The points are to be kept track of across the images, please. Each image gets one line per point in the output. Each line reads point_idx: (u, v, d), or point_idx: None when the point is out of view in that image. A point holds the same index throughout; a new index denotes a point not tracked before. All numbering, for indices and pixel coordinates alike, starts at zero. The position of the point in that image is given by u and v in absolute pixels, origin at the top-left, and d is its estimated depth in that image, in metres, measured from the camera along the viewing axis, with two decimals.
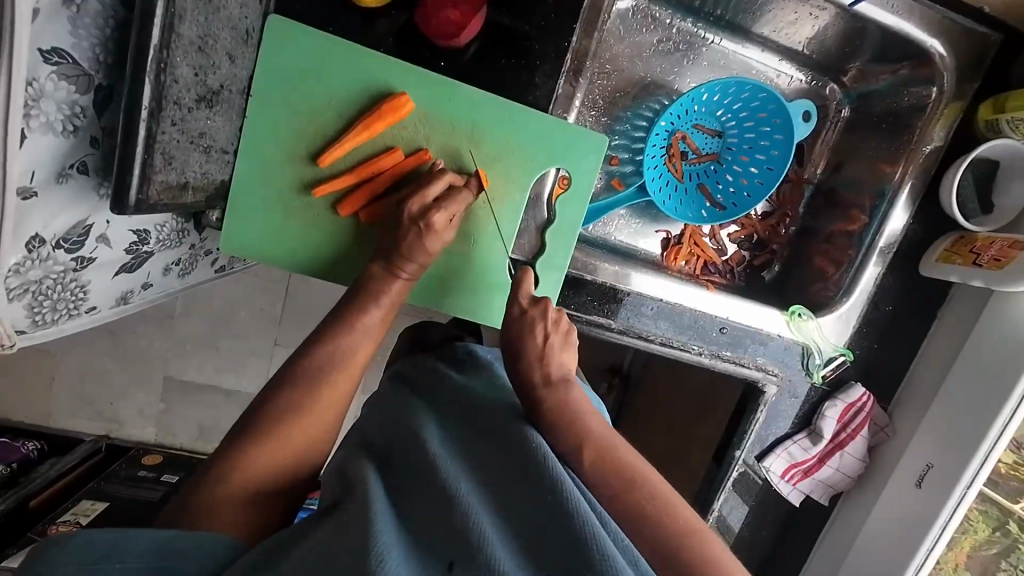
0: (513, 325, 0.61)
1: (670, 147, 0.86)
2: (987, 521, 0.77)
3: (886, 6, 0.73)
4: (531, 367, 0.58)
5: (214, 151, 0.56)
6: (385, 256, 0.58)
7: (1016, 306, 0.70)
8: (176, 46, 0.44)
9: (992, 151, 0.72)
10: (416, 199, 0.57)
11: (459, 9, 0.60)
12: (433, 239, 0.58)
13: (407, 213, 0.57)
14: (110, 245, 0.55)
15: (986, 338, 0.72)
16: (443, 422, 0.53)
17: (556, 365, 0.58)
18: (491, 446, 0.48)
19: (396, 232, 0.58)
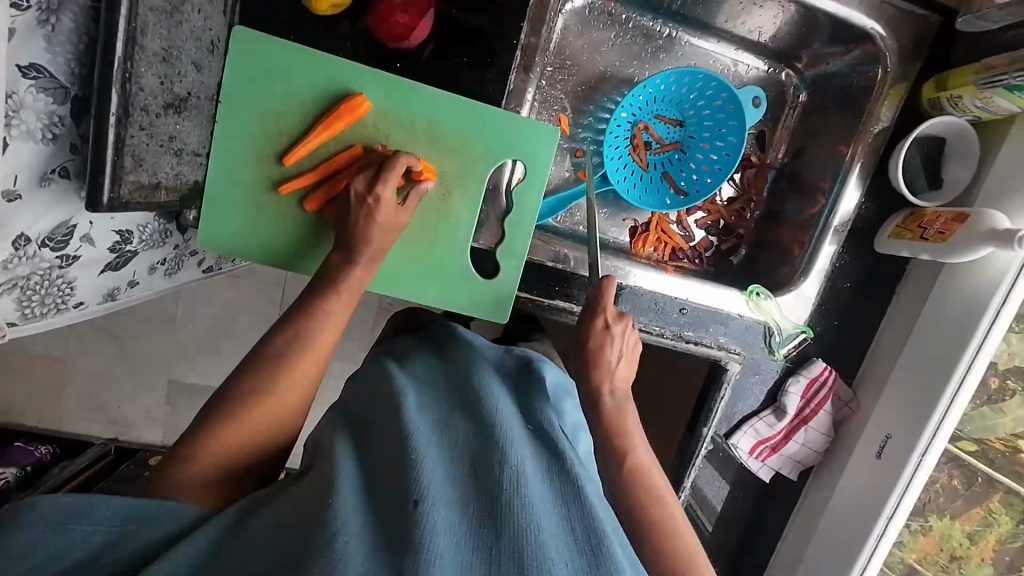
0: (589, 335, 0.67)
1: (633, 138, 0.89)
2: (1011, 514, 0.76)
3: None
4: (600, 380, 0.67)
5: (185, 154, 0.60)
6: (342, 246, 0.62)
7: (966, 278, 0.72)
8: (140, 58, 0.48)
9: (935, 127, 0.75)
10: (361, 179, 0.61)
11: (407, 12, 0.64)
12: (382, 214, 0.61)
13: (353, 193, 0.61)
14: (93, 244, 0.60)
15: (940, 309, 0.74)
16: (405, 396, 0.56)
17: (620, 379, 0.67)
18: (457, 422, 0.50)
19: (347, 214, 0.62)
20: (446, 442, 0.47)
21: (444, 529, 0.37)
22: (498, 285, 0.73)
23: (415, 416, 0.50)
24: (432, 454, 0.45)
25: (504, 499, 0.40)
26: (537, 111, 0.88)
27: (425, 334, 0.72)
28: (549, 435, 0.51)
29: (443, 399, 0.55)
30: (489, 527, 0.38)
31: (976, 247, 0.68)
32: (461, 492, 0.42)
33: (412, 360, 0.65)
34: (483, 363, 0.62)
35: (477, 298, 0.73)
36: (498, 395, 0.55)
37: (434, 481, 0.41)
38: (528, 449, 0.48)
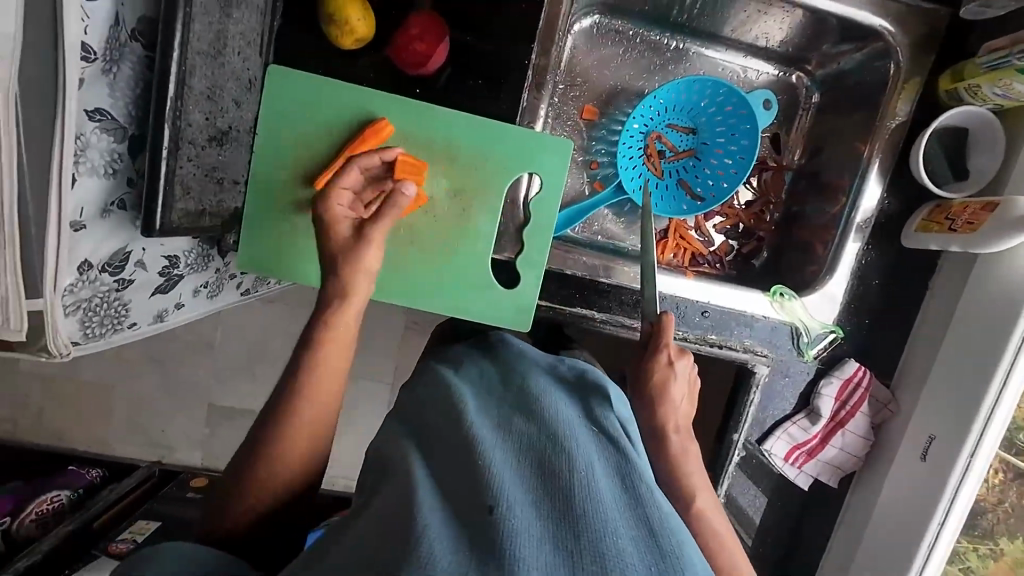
0: (653, 369, 0.66)
1: (647, 147, 0.91)
2: None
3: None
4: (667, 416, 0.65)
5: (226, 182, 0.66)
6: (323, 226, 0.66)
7: (1002, 268, 0.70)
8: (188, 97, 0.54)
9: (952, 119, 0.74)
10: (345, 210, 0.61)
11: (425, 41, 0.68)
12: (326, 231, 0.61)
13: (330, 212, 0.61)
14: (146, 269, 0.66)
15: (977, 303, 0.72)
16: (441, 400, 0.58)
17: (683, 415, 0.66)
18: (516, 426, 0.52)
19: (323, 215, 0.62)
20: (512, 448, 0.48)
21: (521, 532, 0.38)
22: (519, 294, 0.75)
23: (477, 421, 0.52)
24: (500, 458, 0.46)
25: (577, 504, 0.41)
26: (550, 127, 0.91)
27: (460, 347, 0.74)
28: (611, 442, 0.51)
29: (500, 403, 0.57)
30: (565, 530, 0.39)
31: (1006, 237, 0.66)
32: (533, 494, 0.43)
33: (465, 365, 0.67)
34: (537, 372, 0.63)
35: (499, 308, 0.75)
36: (554, 402, 0.56)
37: (506, 485, 0.42)
38: (594, 454, 0.48)
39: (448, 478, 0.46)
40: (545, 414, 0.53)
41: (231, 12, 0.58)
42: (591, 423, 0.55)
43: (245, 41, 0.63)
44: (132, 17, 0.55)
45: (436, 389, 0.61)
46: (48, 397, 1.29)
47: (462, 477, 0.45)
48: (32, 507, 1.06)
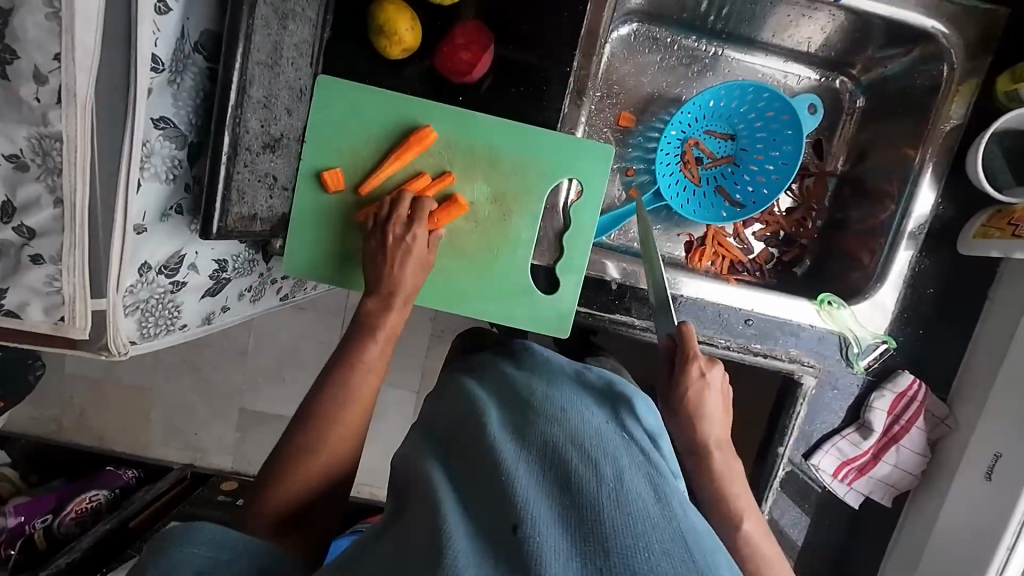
0: (683, 386, 0.64)
1: (685, 154, 0.90)
2: None
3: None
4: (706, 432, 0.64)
5: (276, 189, 0.67)
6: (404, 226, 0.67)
7: None
8: (247, 105, 0.56)
9: (1014, 122, 0.71)
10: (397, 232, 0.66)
11: (471, 50, 0.69)
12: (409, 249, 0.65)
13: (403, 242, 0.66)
14: (198, 272, 0.68)
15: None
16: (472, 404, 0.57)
17: (722, 430, 0.65)
18: (539, 431, 0.50)
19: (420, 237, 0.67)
20: (536, 456, 0.47)
21: (550, 549, 0.37)
22: (558, 300, 0.74)
23: (499, 431, 0.51)
24: (525, 472, 0.45)
25: (604, 520, 0.39)
26: (586, 134, 0.91)
27: (493, 354, 0.73)
28: (638, 454, 0.49)
29: (521, 407, 0.56)
30: (594, 548, 0.37)
31: None
32: (560, 508, 0.41)
33: (489, 373, 0.66)
34: (561, 382, 0.61)
35: (539, 314, 0.74)
36: (578, 413, 0.54)
37: (530, 501, 0.41)
38: (620, 464, 0.46)
39: (479, 491, 0.45)
40: (570, 425, 0.51)
41: (287, 24, 0.60)
42: (618, 432, 0.53)
43: (298, 53, 0.65)
44: (195, 29, 0.57)
45: (466, 395, 0.60)
46: (90, 397, 1.33)
47: (492, 487, 0.44)
48: (71, 506, 1.09)
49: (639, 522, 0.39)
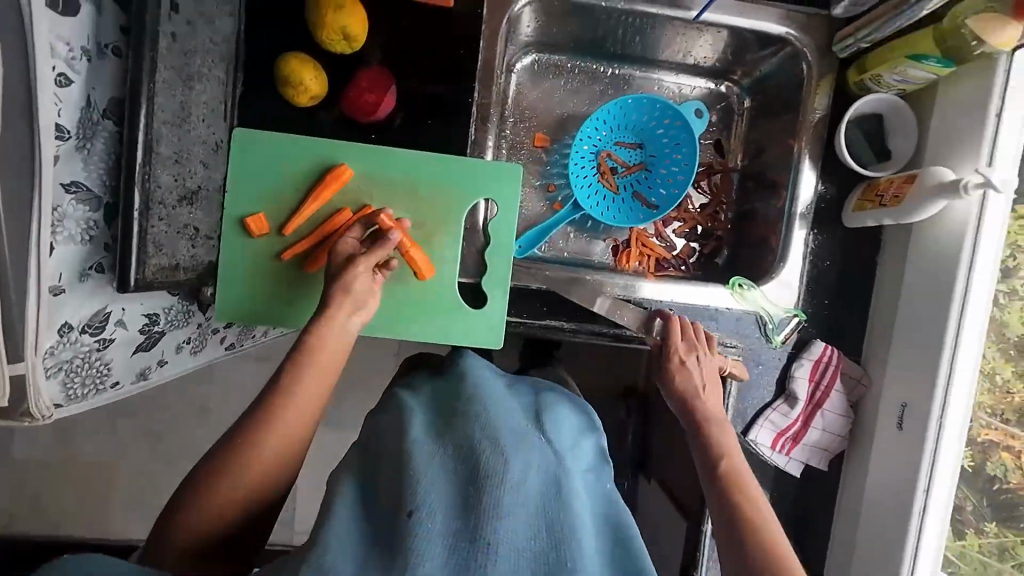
0: (671, 370, 0.74)
1: (599, 165, 0.97)
2: None
3: (735, 11, 0.83)
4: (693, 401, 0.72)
5: (199, 238, 0.70)
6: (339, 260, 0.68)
7: (940, 234, 0.73)
8: (156, 162, 0.59)
9: (869, 105, 0.79)
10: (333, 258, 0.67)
11: (375, 92, 0.73)
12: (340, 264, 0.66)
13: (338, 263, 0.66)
14: (126, 327, 0.69)
15: (921, 272, 0.75)
16: (401, 403, 0.62)
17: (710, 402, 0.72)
18: (461, 429, 0.55)
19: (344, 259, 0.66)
20: (449, 450, 0.52)
21: (438, 541, 0.45)
22: (488, 314, 0.78)
23: (421, 429, 0.55)
24: (433, 466, 0.50)
25: (493, 518, 0.47)
26: (506, 157, 0.97)
27: (428, 372, 0.75)
28: (548, 454, 0.56)
29: (448, 405, 0.60)
30: (477, 540, 0.46)
31: (930, 204, 0.70)
32: (458, 501, 0.48)
33: (419, 377, 0.72)
34: (489, 379, 0.66)
35: (472, 329, 0.78)
36: (505, 411, 0.59)
37: (432, 495, 0.47)
38: (526, 462, 0.52)
39: (387, 488, 0.50)
40: (491, 420, 0.56)
41: (192, 84, 0.63)
42: (536, 430, 0.59)
43: (208, 110, 0.68)
44: (102, 98, 0.60)
45: (396, 396, 0.65)
46: (42, 483, 1.27)
47: (400, 482, 0.49)
48: None
49: (524, 518, 0.48)
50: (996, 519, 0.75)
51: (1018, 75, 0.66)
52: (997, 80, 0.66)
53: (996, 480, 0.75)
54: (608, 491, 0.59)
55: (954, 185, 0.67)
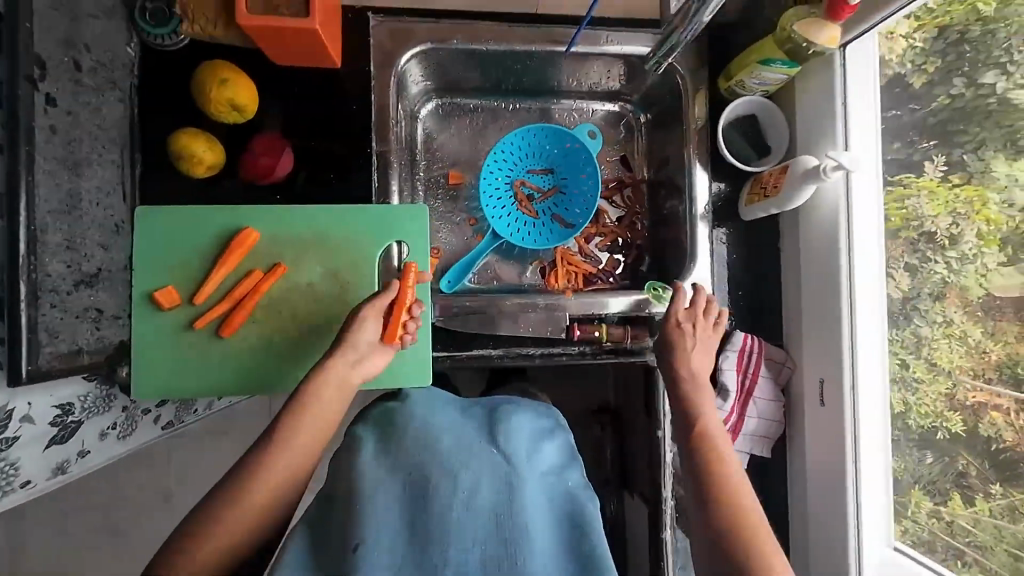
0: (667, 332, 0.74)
1: (516, 194, 1.00)
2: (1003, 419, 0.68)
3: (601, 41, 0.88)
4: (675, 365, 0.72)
5: (104, 319, 0.69)
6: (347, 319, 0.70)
7: (820, 213, 0.77)
8: (44, 251, 0.58)
9: (741, 108, 0.85)
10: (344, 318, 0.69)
11: (268, 154, 0.75)
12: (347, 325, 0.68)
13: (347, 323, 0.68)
14: (33, 422, 0.66)
15: (811, 252, 0.79)
16: (363, 435, 0.68)
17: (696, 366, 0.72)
18: (410, 463, 0.62)
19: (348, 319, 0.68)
20: (399, 485, 0.61)
21: (384, 566, 0.56)
22: (412, 353, 0.78)
23: (376, 464, 0.63)
24: (386, 498, 0.60)
25: (439, 539, 0.58)
26: (422, 199, 1.00)
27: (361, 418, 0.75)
28: (498, 472, 0.63)
29: (404, 434, 0.67)
30: (421, 559, 0.57)
31: (804, 188, 0.74)
32: (406, 529, 0.58)
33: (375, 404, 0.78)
34: (443, 406, 0.73)
35: (397, 370, 0.78)
36: (457, 438, 0.66)
37: (378, 530, 0.57)
38: (471, 487, 0.61)
39: (342, 523, 0.59)
40: (441, 449, 0.64)
41: (79, 171, 0.65)
42: (487, 448, 0.66)
43: (103, 194, 0.69)
44: None
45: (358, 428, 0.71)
46: None
47: (352, 521, 0.58)
48: None
49: (475, 532, 0.58)
50: (1002, 481, 0.68)
51: (849, 70, 0.74)
52: (836, 73, 0.74)
53: (994, 442, 0.69)
54: (570, 490, 0.67)
55: (815, 169, 0.72)
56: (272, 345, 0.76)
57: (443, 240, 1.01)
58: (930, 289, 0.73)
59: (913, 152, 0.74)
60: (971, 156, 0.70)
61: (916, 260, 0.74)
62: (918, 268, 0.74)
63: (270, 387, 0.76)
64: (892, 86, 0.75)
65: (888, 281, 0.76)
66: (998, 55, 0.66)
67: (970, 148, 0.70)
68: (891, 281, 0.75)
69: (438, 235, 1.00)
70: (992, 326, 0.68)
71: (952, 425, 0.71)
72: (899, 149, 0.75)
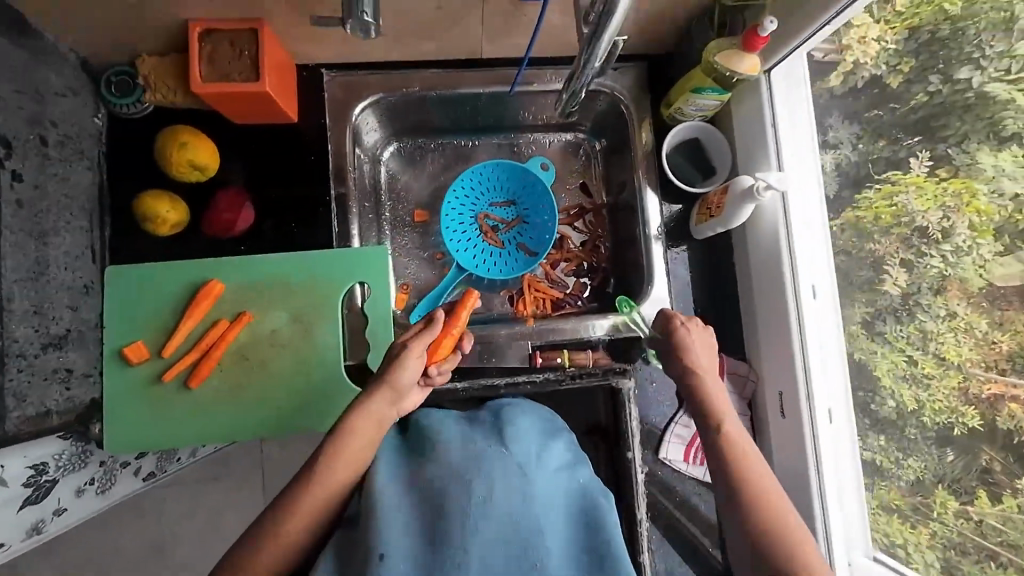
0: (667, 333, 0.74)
1: (481, 227, 1.03)
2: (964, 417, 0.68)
3: (543, 84, 0.91)
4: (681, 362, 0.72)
5: (75, 378, 0.71)
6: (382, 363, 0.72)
7: (758, 230, 0.82)
8: (10, 319, 0.61)
9: (682, 133, 0.89)
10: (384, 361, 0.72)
11: (228, 210, 0.79)
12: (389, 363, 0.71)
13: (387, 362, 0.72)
14: (5, 484, 0.68)
15: (761, 267, 0.82)
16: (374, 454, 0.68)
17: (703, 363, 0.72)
18: (422, 473, 0.63)
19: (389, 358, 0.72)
20: (412, 493, 0.60)
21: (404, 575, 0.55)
22: None
23: (388, 476, 0.63)
24: (400, 510, 0.59)
25: (455, 543, 0.56)
26: (387, 238, 1.03)
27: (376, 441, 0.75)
28: (509, 471, 0.62)
29: (414, 449, 0.67)
30: (440, 566, 0.55)
31: (743, 207, 0.76)
32: (423, 536, 0.57)
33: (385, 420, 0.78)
34: (449, 416, 0.73)
35: None
36: (466, 442, 0.65)
37: (395, 539, 0.56)
38: (484, 488, 0.59)
39: (356, 540, 0.58)
40: (452, 456, 0.63)
41: (47, 239, 0.68)
42: (497, 449, 0.65)
43: (71, 258, 0.73)
44: None
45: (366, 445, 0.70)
46: None
47: (365, 534, 0.57)
48: None
49: (493, 538, 0.57)
50: None
51: (773, 90, 0.77)
52: (763, 96, 0.77)
53: (1015, 433, 0.65)
54: (582, 486, 0.66)
55: (751, 189, 0.74)
56: (242, 392, 0.78)
57: (411, 275, 1.03)
58: (929, 284, 0.71)
59: (898, 150, 0.74)
60: (955, 150, 0.69)
61: (912, 255, 0.72)
62: (914, 265, 0.72)
63: (240, 432, 0.78)
64: (870, 87, 0.76)
65: (883, 280, 0.75)
66: (970, 51, 0.66)
67: (953, 142, 0.69)
68: (888, 279, 0.74)
69: (406, 270, 1.03)
70: (998, 316, 0.66)
71: (969, 419, 0.68)
72: (884, 147, 0.75)
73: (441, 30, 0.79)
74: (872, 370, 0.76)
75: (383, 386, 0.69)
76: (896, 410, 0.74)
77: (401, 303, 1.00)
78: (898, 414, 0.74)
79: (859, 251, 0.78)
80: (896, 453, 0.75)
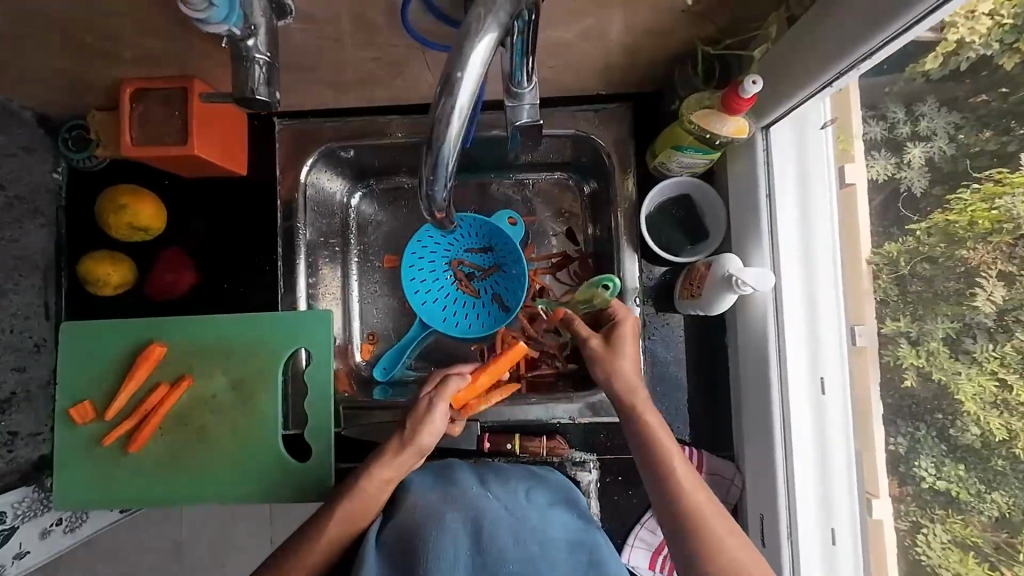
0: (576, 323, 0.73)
1: (455, 275, 0.90)
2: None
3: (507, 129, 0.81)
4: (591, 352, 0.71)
5: (20, 439, 0.73)
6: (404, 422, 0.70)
7: (750, 309, 0.71)
8: None
9: (672, 186, 0.76)
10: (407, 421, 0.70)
11: (169, 272, 0.80)
12: (416, 423, 0.69)
13: (411, 422, 0.70)
14: None
15: (750, 331, 0.71)
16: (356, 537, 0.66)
17: (619, 348, 0.70)
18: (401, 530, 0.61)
19: (414, 417, 0.70)
20: (394, 552, 0.60)
21: None
22: (315, 469, 0.77)
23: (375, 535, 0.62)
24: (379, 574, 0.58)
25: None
26: (342, 287, 0.90)
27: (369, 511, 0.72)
28: (497, 512, 0.62)
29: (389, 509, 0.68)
30: None
31: (724, 294, 0.66)
32: None
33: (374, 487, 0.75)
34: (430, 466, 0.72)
35: (300, 482, 0.76)
36: (447, 492, 0.66)
37: None
38: (470, 530, 0.60)
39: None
40: (431, 507, 0.62)
41: None
42: (484, 495, 0.65)
43: (22, 317, 0.73)
44: None
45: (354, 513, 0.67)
46: None
47: None
48: None
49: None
50: None
51: (771, 155, 0.67)
52: (758, 159, 0.67)
53: None
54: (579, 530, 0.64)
55: (730, 280, 0.64)
56: (181, 458, 0.76)
57: (377, 323, 0.92)
58: None
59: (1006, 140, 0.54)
60: None
61: (1016, 266, 0.54)
62: (1018, 277, 0.54)
63: (175, 500, 0.76)
64: (976, 70, 0.53)
65: (974, 294, 0.57)
66: None
67: None
68: (980, 292, 0.56)
69: (373, 317, 0.92)
70: None
71: None
72: (991, 139, 0.55)
73: (387, 80, 0.71)
74: (951, 393, 0.58)
75: (406, 448, 0.69)
76: (980, 439, 0.56)
77: (365, 354, 0.91)
78: (982, 443, 0.56)
79: (948, 257, 0.59)
80: (978, 485, 0.57)
